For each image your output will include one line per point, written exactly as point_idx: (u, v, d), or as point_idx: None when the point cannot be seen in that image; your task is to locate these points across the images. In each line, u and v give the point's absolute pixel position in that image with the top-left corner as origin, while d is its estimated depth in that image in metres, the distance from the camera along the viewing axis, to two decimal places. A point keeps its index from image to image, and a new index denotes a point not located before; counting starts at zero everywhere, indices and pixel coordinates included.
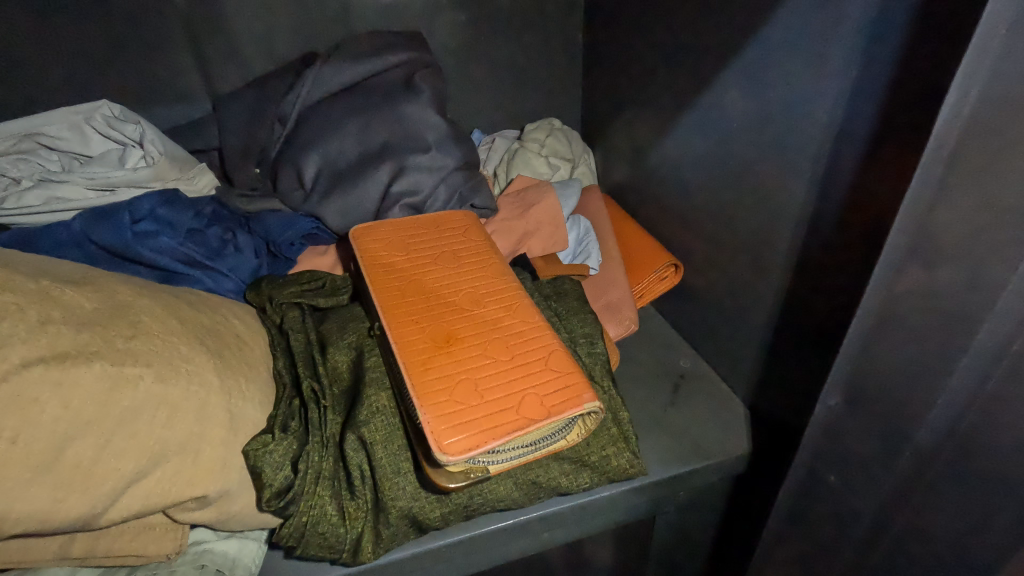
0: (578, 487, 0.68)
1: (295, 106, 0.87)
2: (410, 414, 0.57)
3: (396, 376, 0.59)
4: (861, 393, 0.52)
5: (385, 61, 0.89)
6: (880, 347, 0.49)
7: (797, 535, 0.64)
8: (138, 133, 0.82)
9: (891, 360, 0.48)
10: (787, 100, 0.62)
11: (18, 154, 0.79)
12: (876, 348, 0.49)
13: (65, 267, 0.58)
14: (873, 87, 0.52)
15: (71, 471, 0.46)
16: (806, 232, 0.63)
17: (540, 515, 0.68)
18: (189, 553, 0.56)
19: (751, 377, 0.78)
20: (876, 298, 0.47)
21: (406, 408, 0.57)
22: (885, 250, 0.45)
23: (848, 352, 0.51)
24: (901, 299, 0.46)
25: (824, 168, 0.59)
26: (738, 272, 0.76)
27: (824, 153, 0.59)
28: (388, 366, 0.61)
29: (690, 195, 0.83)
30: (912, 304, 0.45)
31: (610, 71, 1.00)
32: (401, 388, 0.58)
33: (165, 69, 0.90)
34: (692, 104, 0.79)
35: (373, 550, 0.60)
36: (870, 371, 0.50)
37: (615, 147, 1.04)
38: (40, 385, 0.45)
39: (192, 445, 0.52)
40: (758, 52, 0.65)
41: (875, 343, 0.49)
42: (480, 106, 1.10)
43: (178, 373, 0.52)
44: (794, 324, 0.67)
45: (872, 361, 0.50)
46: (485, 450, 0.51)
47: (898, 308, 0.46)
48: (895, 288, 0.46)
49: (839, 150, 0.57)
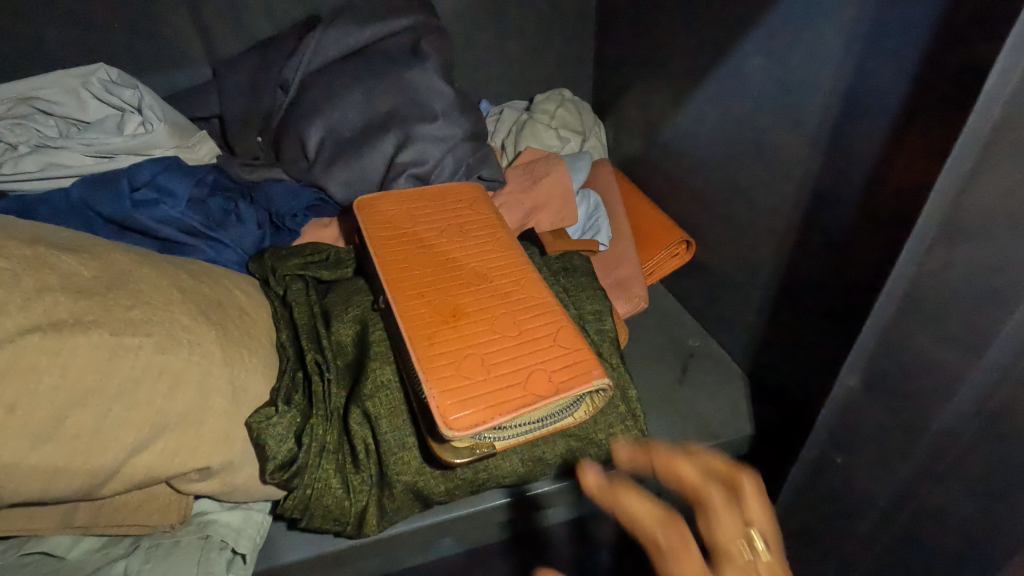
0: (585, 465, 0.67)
1: (297, 72, 0.84)
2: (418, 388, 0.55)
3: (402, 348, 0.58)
4: (882, 373, 0.50)
5: (391, 26, 0.85)
6: (910, 325, 0.47)
7: (807, 515, 0.63)
8: (136, 98, 0.79)
9: (920, 340, 0.46)
10: (811, 67, 0.59)
11: (14, 119, 0.77)
12: (903, 327, 0.47)
13: (63, 235, 0.57)
14: (906, 50, 0.48)
15: (71, 442, 0.45)
16: (825, 208, 0.60)
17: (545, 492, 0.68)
18: (193, 523, 0.55)
19: (762, 358, 0.76)
20: (907, 274, 0.45)
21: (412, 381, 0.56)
22: (920, 223, 0.43)
23: (872, 331, 0.49)
24: (935, 273, 0.44)
25: (847, 140, 0.56)
26: (753, 249, 0.73)
27: (847, 125, 0.56)
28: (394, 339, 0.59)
29: (705, 169, 0.80)
30: (942, 279, 0.43)
31: (624, 39, 0.96)
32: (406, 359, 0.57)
33: (162, 32, 0.87)
34: (710, 73, 0.75)
35: (377, 523, 0.60)
36: (897, 353, 0.48)
37: (627, 119, 1.00)
38: (38, 353, 0.44)
39: (194, 417, 0.51)
40: (783, 15, 0.62)
41: (901, 320, 0.47)
42: (489, 76, 1.06)
43: (179, 343, 0.51)
44: (809, 303, 0.65)
45: (900, 341, 0.48)
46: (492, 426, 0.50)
47: (930, 284, 0.44)
48: (927, 264, 0.44)
49: (866, 119, 0.54)
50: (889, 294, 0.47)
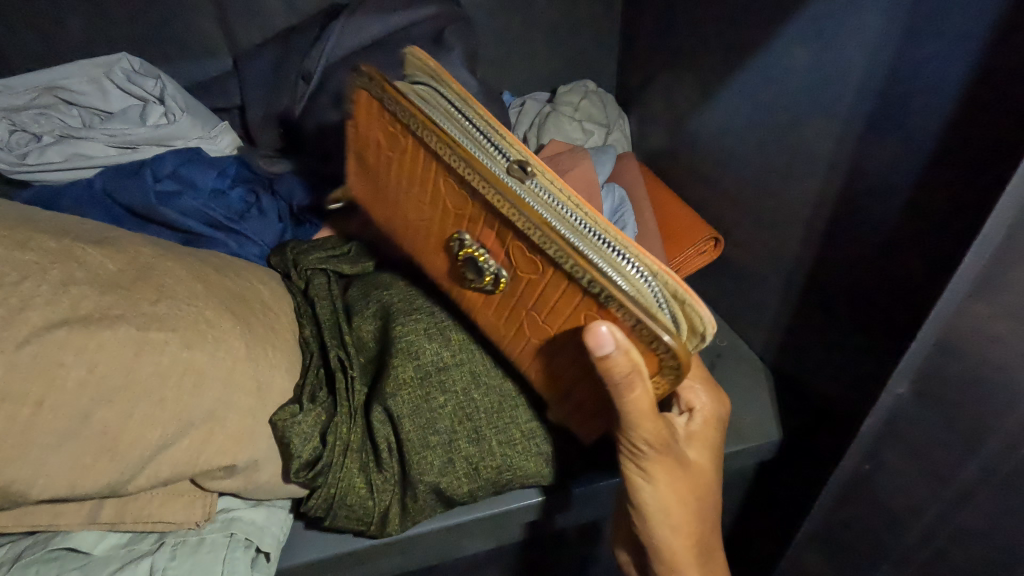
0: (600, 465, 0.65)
1: (318, 63, 0.81)
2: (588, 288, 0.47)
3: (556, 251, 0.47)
4: (938, 372, 0.49)
5: (414, 15, 0.83)
6: (978, 321, 0.45)
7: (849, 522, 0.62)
8: (158, 88, 0.78)
9: (987, 336, 0.45)
10: (856, 59, 0.56)
11: (38, 109, 0.75)
12: (968, 322, 0.46)
13: (87, 226, 0.56)
14: (964, 41, 0.46)
15: (98, 438, 0.45)
16: (863, 207, 0.58)
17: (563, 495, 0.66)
18: (218, 521, 0.54)
19: (789, 361, 0.74)
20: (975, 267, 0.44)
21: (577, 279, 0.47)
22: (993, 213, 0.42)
23: (932, 326, 0.48)
24: (994, 279, 0.43)
25: (891, 136, 0.53)
26: (783, 248, 0.71)
27: (892, 120, 0.53)
28: (521, 236, 0.49)
29: (734, 165, 0.77)
30: (1002, 285, 0.43)
31: (652, 28, 0.93)
32: (579, 261, 0.47)
33: (182, 22, 0.86)
34: (746, 64, 0.72)
35: (400, 523, 0.59)
36: (963, 350, 0.47)
37: (652, 111, 0.97)
38: (64, 349, 0.44)
39: (219, 415, 0.50)
40: (827, 3, 0.59)
41: (964, 316, 0.46)
42: (512, 67, 1.03)
43: (204, 339, 0.50)
44: (842, 306, 0.62)
45: (965, 337, 0.46)
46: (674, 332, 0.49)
47: (1002, 277, 0.43)
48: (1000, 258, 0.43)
49: (912, 114, 0.51)
50: (955, 287, 0.45)
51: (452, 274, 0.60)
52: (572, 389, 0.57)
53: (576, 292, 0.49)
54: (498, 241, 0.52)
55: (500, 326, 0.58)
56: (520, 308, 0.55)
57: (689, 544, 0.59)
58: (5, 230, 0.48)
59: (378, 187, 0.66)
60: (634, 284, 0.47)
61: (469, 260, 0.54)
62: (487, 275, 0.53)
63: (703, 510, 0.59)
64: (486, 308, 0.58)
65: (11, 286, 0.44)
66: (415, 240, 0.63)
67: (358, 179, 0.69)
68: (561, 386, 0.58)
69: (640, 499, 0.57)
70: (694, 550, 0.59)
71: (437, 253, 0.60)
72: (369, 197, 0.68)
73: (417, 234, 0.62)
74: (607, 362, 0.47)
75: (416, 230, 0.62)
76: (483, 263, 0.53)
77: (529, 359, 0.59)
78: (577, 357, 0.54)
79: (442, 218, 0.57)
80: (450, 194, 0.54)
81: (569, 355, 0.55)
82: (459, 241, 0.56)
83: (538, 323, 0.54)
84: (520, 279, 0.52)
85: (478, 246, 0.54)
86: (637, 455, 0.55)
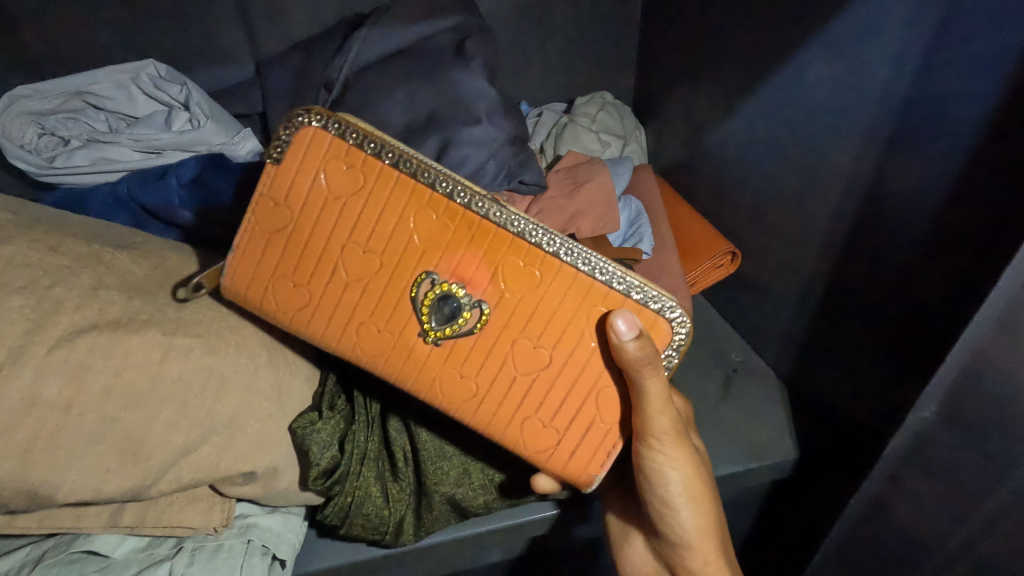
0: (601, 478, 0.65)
1: (341, 71, 0.81)
2: (595, 281, 0.49)
3: (557, 253, 0.49)
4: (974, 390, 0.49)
5: (436, 26, 0.83)
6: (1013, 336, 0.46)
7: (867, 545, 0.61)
8: (183, 94, 0.79)
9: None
10: (882, 78, 0.56)
11: (66, 113, 0.76)
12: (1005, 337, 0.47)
13: (115, 231, 0.57)
14: (997, 64, 0.45)
15: (123, 443, 0.45)
16: (884, 226, 0.57)
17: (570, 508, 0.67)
18: (235, 527, 0.54)
19: (806, 378, 0.73)
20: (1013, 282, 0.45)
21: (584, 276, 0.49)
22: None
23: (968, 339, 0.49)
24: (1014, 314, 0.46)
25: (916, 156, 0.53)
26: (800, 264, 0.70)
27: (918, 140, 0.53)
28: (514, 253, 0.49)
29: (751, 180, 0.77)
30: (1015, 326, 0.46)
31: (671, 42, 0.93)
32: (582, 259, 0.49)
33: (207, 29, 0.87)
34: (767, 79, 0.72)
35: (415, 533, 0.59)
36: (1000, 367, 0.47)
37: (670, 124, 0.97)
38: (93, 353, 0.44)
39: (240, 421, 0.50)
40: (854, 21, 0.58)
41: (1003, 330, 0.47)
42: (530, 77, 1.04)
43: (227, 344, 0.51)
44: (860, 324, 0.62)
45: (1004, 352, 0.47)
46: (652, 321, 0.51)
47: None
48: None
49: (940, 135, 0.51)
50: (994, 300, 0.47)
51: (407, 331, 0.51)
52: (564, 424, 0.53)
53: (579, 296, 0.50)
54: (482, 269, 0.49)
55: (470, 380, 0.52)
56: (503, 342, 0.51)
57: (716, 535, 0.58)
58: (38, 234, 0.48)
59: (292, 240, 0.50)
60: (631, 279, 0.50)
61: (442, 299, 0.49)
62: (466, 310, 0.50)
63: (716, 493, 0.59)
64: (454, 360, 0.52)
65: (43, 291, 0.44)
66: (351, 302, 0.51)
67: (241, 268, 0.51)
68: (550, 426, 0.53)
69: (668, 491, 0.56)
70: (722, 543, 0.58)
71: (386, 312, 0.51)
72: (276, 256, 0.50)
73: (354, 294, 0.51)
74: (634, 353, 0.48)
75: (329, 309, 0.51)
76: (461, 300, 0.49)
77: (505, 409, 0.53)
78: (567, 383, 0.52)
79: (402, 261, 0.49)
80: (415, 234, 0.49)
81: (557, 387, 0.52)
82: (425, 283, 0.49)
83: (524, 351, 0.51)
84: (506, 306, 0.50)
85: (453, 282, 0.49)
86: (663, 448, 0.53)
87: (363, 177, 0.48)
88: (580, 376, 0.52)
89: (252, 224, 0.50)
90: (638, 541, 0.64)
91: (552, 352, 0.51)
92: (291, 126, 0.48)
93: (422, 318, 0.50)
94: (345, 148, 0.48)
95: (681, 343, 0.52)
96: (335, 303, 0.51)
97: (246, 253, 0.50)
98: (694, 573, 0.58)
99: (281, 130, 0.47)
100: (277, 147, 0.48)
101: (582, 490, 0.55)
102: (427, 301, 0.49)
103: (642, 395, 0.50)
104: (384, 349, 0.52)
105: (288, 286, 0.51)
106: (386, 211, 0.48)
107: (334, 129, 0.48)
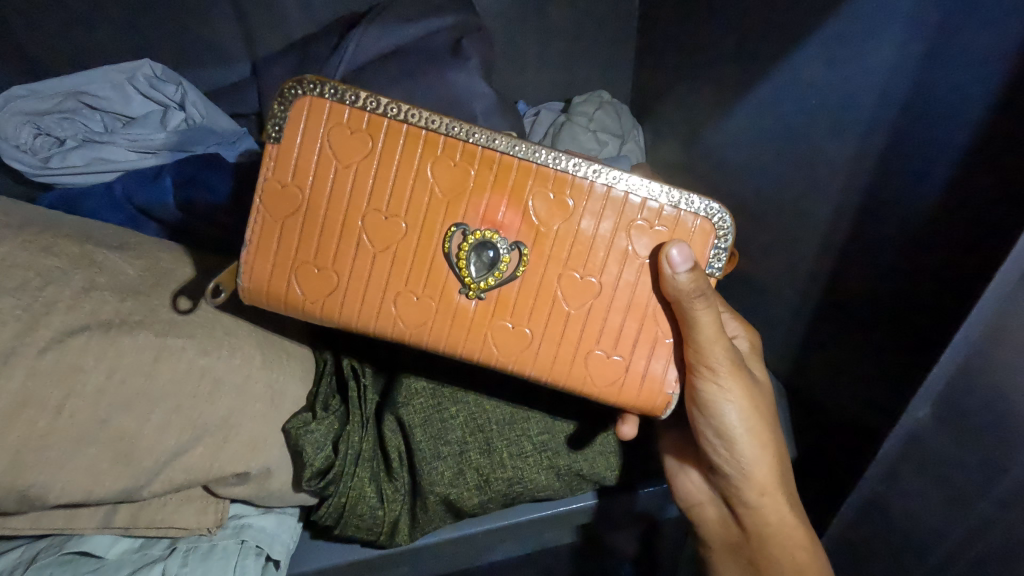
0: (611, 474, 0.64)
1: (338, 70, 0.81)
2: (627, 200, 0.48)
3: (585, 177, 0.48)
4: (961, 392, 0.50)
5: (431, 25, 0.83)
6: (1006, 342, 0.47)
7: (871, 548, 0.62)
8: (179, 94, 0.79)
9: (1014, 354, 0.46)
10: (874, 78, 0.56)
11: (61, 113, 0.75)
12: (996, 341, 0.47)
13: (107, 232, 0.57)
14: (990, 67, 0.45)
15: (115, 444, 0.45)
16: (877, 227, 0.57)
17: (567, 509, 0.67)
18: (229, 527, 0.54)
19: (801, 379, 0.73)
20: (1002, 289, 0.45)
21: (616, 194, 0.48)
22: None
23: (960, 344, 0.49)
24: (1006, 318, 0.46)
25: (906, 159, 0.53)
26: (794, 265, 0.70)
27: (908, 142, 0.53)
28: (542, 184, 0.48)
29: (746, 180, 0.77)
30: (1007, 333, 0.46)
31: (669, 41, 0.93)
32: (610, 178, 0.48)
33: (203, 29, 0.87)
34: (763, 79, 0.72)
35: (409, 532, 0.60)
36: (991, 368, 0.48)
37: (667, 123, 0.97)
38: (84, 354, 0.44)
39: (234, 422, 0.51)
40: (849, 21, 0.58)
41: (993, 335, 0.47)
42: (526, 77, 1.03)
43: (221, 346, 0.51)
44: (853, 326, 0.62)
45: (994, 353, 0.47)
46: (703, 251, 0.49)
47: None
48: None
49: (930, 140, 0.51)
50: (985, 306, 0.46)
51: (447, 292, 0.50)
52: (628, 356, 0.51)
53: (613, 221, 0.48)
54: (512, 209, 0.48)
55: (521, 329, 0.50)
56: (548, 284, 0.49)
57: (774, 465, 0.56)
58: (29, 235, 0.48)
59: (309, 220, 0.49)
60: (663, 193, 0.49)
61: (478, 249, 0.48)
62: (505, 256, 0.48)
63: (776, 426, 0.57)
64: (502, 314, 0.50)
65: (35, 292, 0.45)
66: (384, 271, 0.49)
67: (259, 259, 0.50)
68: (613, 355, 0.51)
69: (725, 423, 0.54)
70: (781, 475, 0.57)
71: (423, 278, 0.49)
72: (293, 239, 0.49)
73: (385, 263, 0.49)
74: (686, 285, 0.46)
75: (369, 276, 0.50)
76: (498, 245, 0.48)
77: (564, 357, 0.51)
78: (622, 315, 0.50)
79: (428, 218, 0.48)
80: (436, 187, 0.48)
81: (612, 319, 0.50)
82: (457, 235, 0.48)
83: (574, 287, 0.49)
84: (544, 243, 0.49)
85: (486, 228, 0.48)
86: (718, 379, 0.51)
87: (369, 138, 0.48)
88: (630, 311, 0.50)
89: (261, 214, 0.49)
90: (695, 473, 0.64)
91: (600, 282, 0.49)
92: (285, 100, 0.48)
93: (462, 272, 0.49)
94: (348, 115, 0.47)
95: (727, 236, 0.49)
96: (367, 276, 0.50)
97: (263, 245, 0.50)
98: (752, 507, 0.58)
99: (275, 104, 0.47)
100: (275, 126, 0.48)
101: (658, 417, 0.52)
102: (463, 253, 0.48)
103: (691, 324, 0.48)
104: (428, 315, 0.50)
105: (315, 268, 0.50)
106: (403, 170, 0.48)
107: (330, 95, 0.47)
